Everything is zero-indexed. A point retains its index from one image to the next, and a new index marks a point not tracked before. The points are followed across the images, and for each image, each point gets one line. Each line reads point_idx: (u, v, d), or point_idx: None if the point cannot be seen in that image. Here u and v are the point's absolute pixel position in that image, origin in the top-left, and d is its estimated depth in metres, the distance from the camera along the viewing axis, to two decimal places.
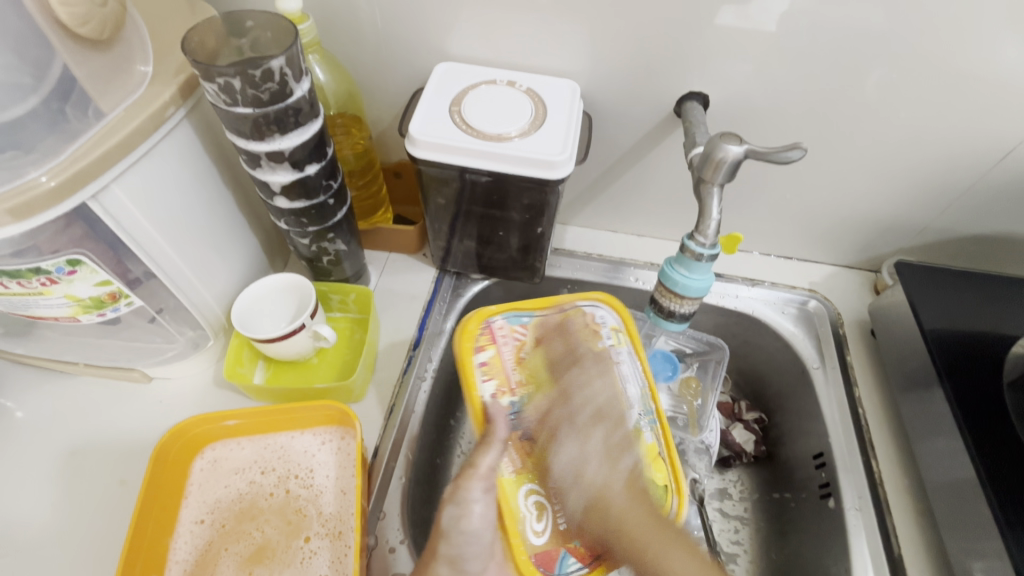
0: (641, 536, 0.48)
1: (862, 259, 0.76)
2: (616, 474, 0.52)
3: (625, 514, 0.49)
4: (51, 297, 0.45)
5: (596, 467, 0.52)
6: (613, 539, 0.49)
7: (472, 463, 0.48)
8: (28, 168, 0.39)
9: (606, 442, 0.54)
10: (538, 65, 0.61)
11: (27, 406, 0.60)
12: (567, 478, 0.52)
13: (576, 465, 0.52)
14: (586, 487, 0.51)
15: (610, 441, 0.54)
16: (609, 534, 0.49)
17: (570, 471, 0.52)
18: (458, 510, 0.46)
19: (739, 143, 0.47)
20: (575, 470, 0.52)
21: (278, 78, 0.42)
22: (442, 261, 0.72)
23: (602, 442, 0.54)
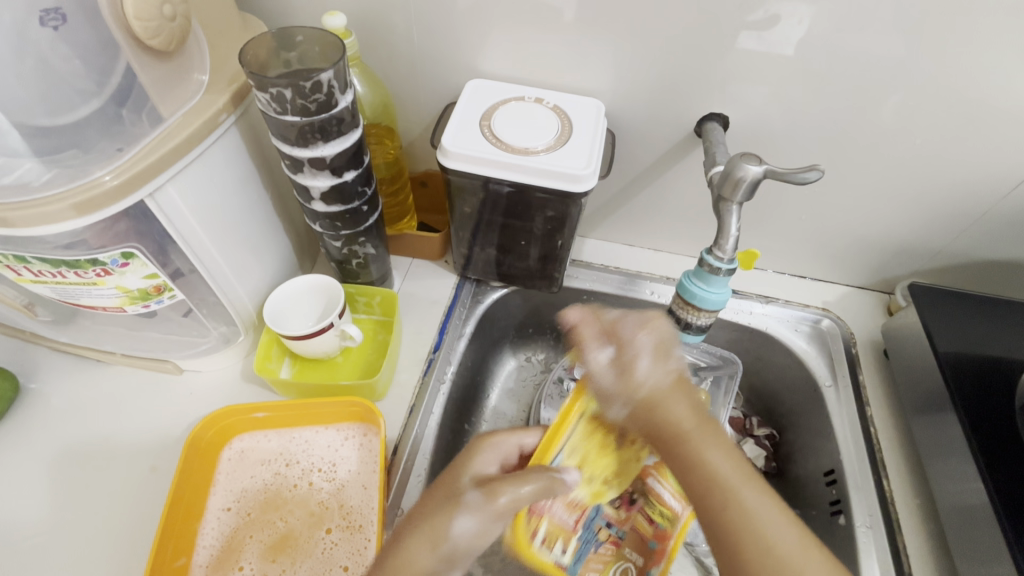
0: (687, 433, 0.43)
1: (876, 280, 0.77)
2: (667, 372, 0.45)
3: (670, 411, 0.43)
4: (103, 287, 0.48)
5: (646, 365, 0.45)
6: (653, 440, 0.44)
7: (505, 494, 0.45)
8: (94, 168, 0.42)
9: (656, 341, 0.46)
10: (564, 83, 0.64)
11: (64, 392, 0.63)
12: (620, 376, 0.46)
13: (623, 367, 0.46)
14: (637, 390, 0.45)
15: (661, 344, 0.46)
16: (665, 440, 0.43)
17: (619, 374, 0.46)
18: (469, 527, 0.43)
19: (759, 163, 0.48)
20: (621, 370, 0.46)
21: (326, 90, 0.45)
22: (463, 269, 0.74)
23: (649, 342, 0.46)
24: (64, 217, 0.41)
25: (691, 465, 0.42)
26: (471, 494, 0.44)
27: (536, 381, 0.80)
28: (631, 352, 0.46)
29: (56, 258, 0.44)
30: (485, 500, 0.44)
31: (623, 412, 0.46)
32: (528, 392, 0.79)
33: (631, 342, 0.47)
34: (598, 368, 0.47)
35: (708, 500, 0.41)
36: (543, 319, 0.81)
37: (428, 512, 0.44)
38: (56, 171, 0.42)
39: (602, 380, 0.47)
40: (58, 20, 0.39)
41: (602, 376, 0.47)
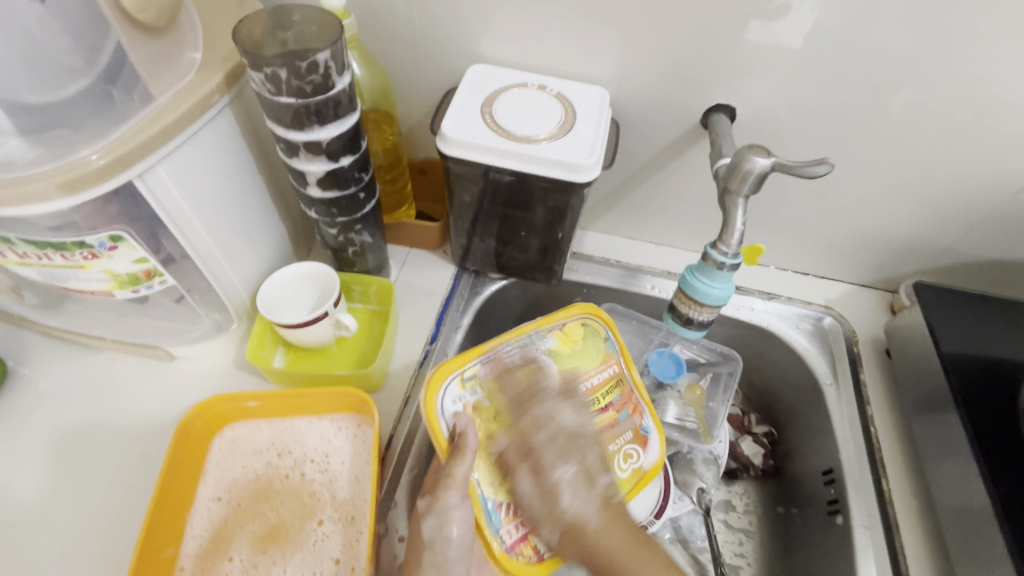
0: (598, 544, 0.52)
1: (879, 278, 0.76)
2: (591, 504, 0.53)
3: (592, 530, 0.52)
4: (91, 271, 0.46)
5: (573, 494, 0.53)
6: (605, 568, 0.51)
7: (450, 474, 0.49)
8: (81, 147, 0.41)
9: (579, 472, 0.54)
10: (568, 70, 0.62)
11: (54, 377, 0.62)
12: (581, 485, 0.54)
13: (547, 490, 0.53)
14: (562, 513, 0.52)
15: (595, 459, 0.55)
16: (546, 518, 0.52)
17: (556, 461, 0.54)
18: (439, 521, 0.48)
19: (767, 155, 0.47)
20: (546, 493, 0.53)
21: (322, 70, 0.44)
22: (461, 259, 0.73)
23: (580, 465, 0.54)
24: (49, 197, 0.39)
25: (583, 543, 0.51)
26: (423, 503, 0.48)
27: None
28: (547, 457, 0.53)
29: (42, 240, 0.42)
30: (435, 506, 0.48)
31: (563, 484, 0.53)
32: None
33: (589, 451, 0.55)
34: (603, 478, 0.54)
35: (599, 565, 0.51)
36: (542, 311, 0.81)
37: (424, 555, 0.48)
38: (42, 150, 0.40)
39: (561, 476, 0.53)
40: None
41: (553, 467, 0.53)
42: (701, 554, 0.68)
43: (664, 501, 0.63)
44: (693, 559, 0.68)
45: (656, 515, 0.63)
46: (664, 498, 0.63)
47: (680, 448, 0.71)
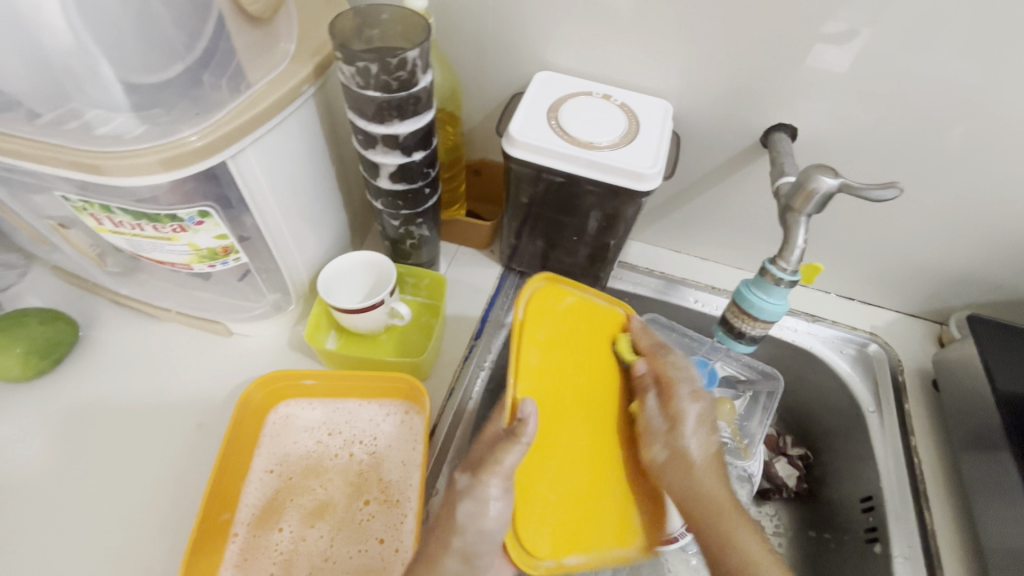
0: (712, 502, 0.51)
1: (929, 309, 0.75)
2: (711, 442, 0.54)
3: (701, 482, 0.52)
4: (176, 243, 0.49)
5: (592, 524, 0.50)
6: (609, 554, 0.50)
7: (498, 461, 0.48)
8: (182, 126, 0.43)
9: (702, 413, 0.54)
10: (632, 82, 0.63)
11: (119, 342, 0.65)
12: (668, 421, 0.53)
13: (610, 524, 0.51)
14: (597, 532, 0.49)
15: (706, 412, 0.55)
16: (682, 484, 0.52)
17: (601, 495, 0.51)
18: (476, 506, 0.47)
19: (834, 176, 0.47)
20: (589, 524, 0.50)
21: (409, 68, 0.45)
22: (508, 259, 0.75)
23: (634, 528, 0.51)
24: (150, 172, 0.42)
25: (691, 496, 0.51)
26: (464, 480, 0.48)
27: None
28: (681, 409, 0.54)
29: (137, 211, 0.45)
30: (474, 483, 0.47)
31: (660, 456, 0.53)
32: None
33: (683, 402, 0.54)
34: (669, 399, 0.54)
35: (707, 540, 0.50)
36: None
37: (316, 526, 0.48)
38: (147, 127, 0.43)
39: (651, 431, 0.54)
40: None
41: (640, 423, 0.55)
42: None
43: None
44: None
45: None
46: None
47: None
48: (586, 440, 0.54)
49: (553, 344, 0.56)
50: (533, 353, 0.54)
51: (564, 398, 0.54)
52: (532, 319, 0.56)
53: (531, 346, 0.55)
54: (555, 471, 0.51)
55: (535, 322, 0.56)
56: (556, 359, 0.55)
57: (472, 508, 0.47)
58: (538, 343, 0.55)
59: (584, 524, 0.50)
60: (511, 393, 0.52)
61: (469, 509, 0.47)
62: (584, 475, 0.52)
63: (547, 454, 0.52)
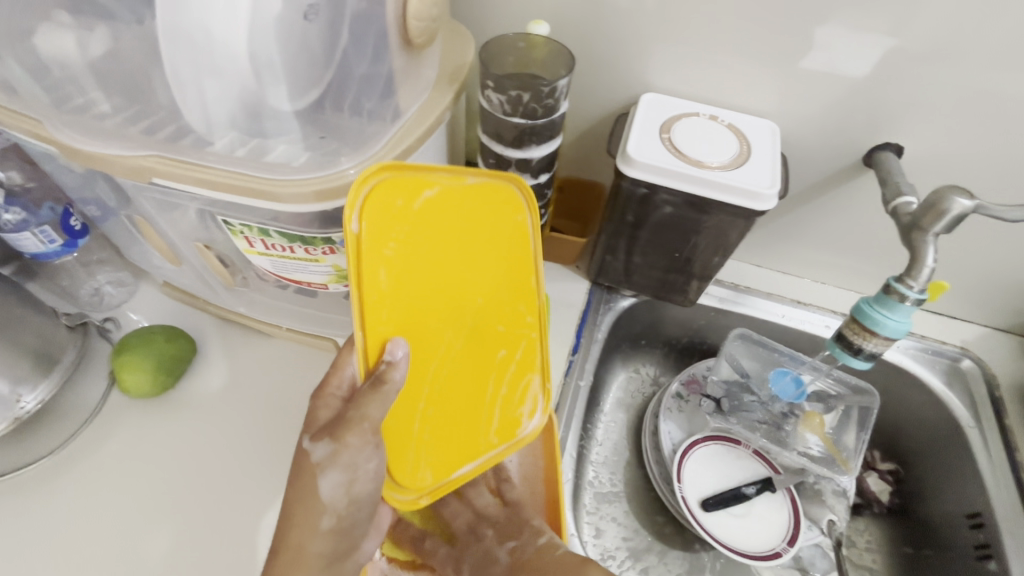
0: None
1: (1020, 324, 0.75)
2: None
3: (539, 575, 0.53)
4: (321, 264, 0.50)
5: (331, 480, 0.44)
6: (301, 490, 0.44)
7: (364, 416, 0.44)
8: (341, 159, 0.45)
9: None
10: (734, 103, 0.65)
11: (230, 358, 0.66)
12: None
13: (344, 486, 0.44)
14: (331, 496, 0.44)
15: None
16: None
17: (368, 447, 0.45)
18: (344, 476, 0.43)
19: (969, 197, 0.48)
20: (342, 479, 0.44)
21: (557, 96, 0.47)
22: (596, 275, 0.76)
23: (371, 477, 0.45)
24: (306, 202, 0.44)
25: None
26: (317, 452, 0.43)
27: (647, 393, 0.83)
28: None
29: (295, 233, 0.46)
30: (332, 455, 0.43)
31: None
32: (638, 403, 0.82)
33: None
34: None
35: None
36: (660, 332, 0.83)
37: (295, 485, 0.43)
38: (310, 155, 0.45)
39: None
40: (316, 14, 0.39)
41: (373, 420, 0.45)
42: None
43: (794, 528, 0.69)
44: None
45: (790, 542, 0.68)
46: (794, 526, 0.69)
47: (807, 478, 0.72)
48: (460, 349, 0.50)
49: (410, 269, 0.47)
50: (380, 271, 0.45)
51: (462, 323, 0.50)
52: (399, 260, 0.46)
53: (381, 301, 0.45)
54: (433, 391, 0.50)
55: (377, 239, 0.44)
56: (438, 281, 0.48)
57: (334, 480, 0.43)
58: (390, 262, 0.45)
59: (459, 437, 0.51)
60: (360, 338, 0.45)
61: (333, 480, 0.43)
62: (449, 399, 0.50)
63: (448, 376, 0.50)
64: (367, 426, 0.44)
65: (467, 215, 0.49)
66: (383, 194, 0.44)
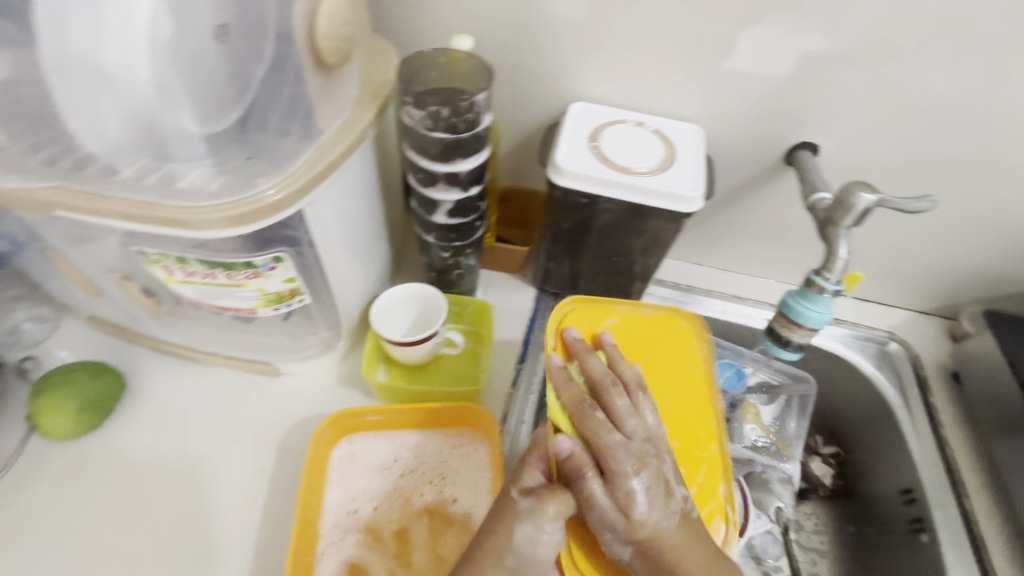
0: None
1: (939, 306, 0.80)
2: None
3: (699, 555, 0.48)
4: (246, 289, 0.49)
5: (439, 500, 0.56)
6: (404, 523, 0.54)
7: (445, 444, 0.59)
8: (259, 179, 0.44)
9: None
10: (660, 108, 0.67)
11: (164, 390, 0.64)
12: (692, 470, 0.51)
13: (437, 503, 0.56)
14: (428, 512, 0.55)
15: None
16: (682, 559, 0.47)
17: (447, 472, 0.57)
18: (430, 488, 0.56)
19: (872, 191, 0.51)
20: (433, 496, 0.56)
21: (477, 110, 0.48)
22: (541, 281, 0.76)
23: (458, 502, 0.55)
24: (221, 226, 0.42)
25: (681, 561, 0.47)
26: (525, 501, 0.48)
27: None
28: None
29: (215, 259, 0.46)
30: (537, 506, 0.47)
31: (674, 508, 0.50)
32: None
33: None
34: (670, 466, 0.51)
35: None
36: None
37: (491, 522, 0.47)
38: (223, 179, 0.43)
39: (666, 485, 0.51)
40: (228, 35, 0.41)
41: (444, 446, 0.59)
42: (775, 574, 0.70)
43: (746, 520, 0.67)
44: None
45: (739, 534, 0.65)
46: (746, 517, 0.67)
47: (755, 468, 0.73)
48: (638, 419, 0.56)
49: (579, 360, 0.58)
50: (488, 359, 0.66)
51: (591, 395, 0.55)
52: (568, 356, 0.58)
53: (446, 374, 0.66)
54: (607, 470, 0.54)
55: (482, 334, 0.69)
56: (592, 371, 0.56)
57: (538, 533, 0.46)
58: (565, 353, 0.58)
59: None
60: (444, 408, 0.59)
61: (526, 533, 0.46)
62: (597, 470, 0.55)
63: (592, 444, 0.53)
64: (446, 449, 0.58)
65: (649, 319, 0.63)
66: (579, 314, 0.61)
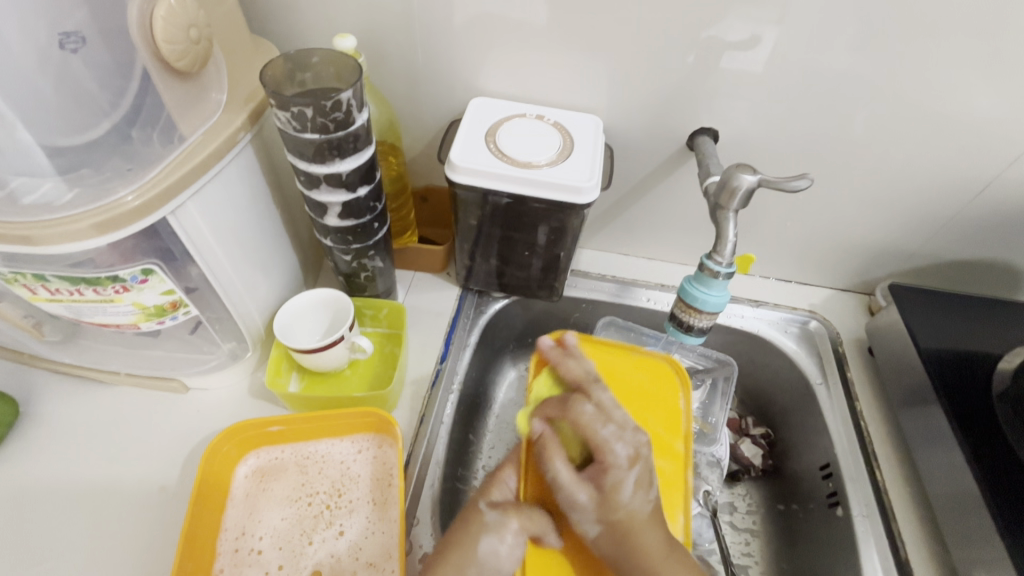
0: (655, 560, 0.48)
1: (858, 282, 0.81)
2: (648, 502, 0.50)
3: (642, 541, 0.48)
4: (120, 304, 0.48)
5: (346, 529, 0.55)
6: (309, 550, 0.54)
7: (359, 468, 0.58)
8: (118, 187, 0.43)
9: (641, 474, 0.50)
10: (562, 101, 0.67)
11: (65, 412, 0.62)
12: (599, 489, 0.50)
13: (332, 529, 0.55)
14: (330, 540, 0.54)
15: (644, 474, 0.50)
16: (617, 561, 0.48)
17: (361, 498, 0.57)
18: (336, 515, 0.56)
19: (753, 173, 0.52)
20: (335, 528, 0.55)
21: (345, 108, 0.47)
22: (464, 280, 0.76)
23: (362, 529, 0.55)
24: (85, 236, 0.41)
25: (625, 559, 0.48)
26: (491, 515, 0.50)
27: None
28: (618, 480, 0.49)
29: (74, 276, 0.45)
30: (502, 520, 0.49)
31: (591, 527, 0.49)
32: None
33: (615, 469, 0.49)
34: (575, 497, 0.50)
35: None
36: (543, 328, 0.83)
37: (459, 533, 0.49)
38: (77, 191, 0.43)
39: (577, 519, 0.50)
40: (77, 43, 0.41)
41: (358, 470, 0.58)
42: (710, 556, 0.69)
43: None
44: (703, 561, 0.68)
45: None
46: None
47: None
48: None
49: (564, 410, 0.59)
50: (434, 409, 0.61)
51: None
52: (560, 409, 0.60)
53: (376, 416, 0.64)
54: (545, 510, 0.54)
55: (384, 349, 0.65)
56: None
57: (501, 544, 0.48)
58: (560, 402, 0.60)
59: None
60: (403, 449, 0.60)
61: (489, 545, 0.48)
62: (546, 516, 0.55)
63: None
64: (355, 474, 0.58)
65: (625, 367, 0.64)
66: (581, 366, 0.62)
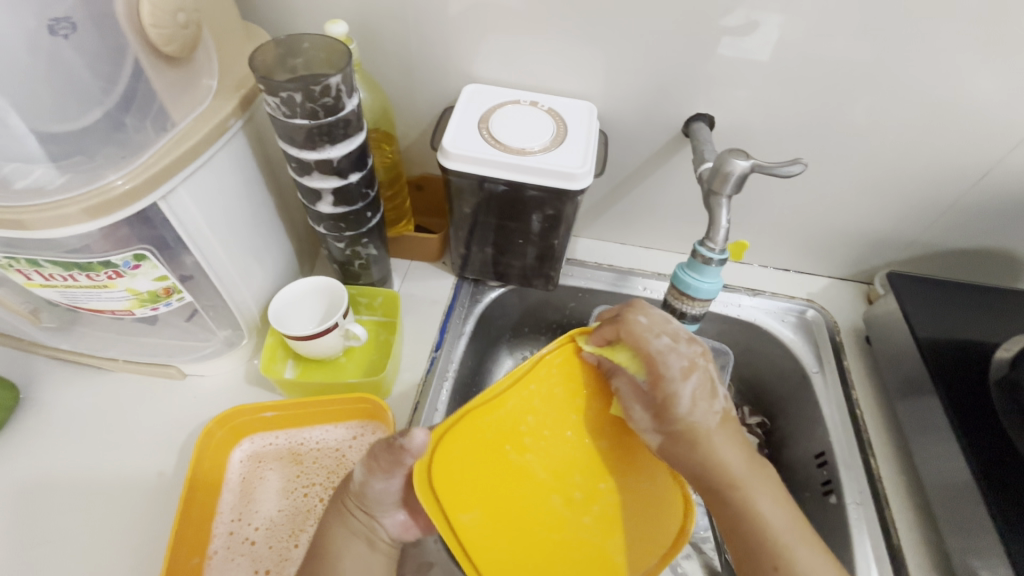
0: (732, 474, 0.49)
1: (856, 271, 0.81)
2: (711, 416, 0.51)
3: (715, 456, 0.50)
4: (114, 290, 0.49)
5: None
6: (303, 541, 0.54)
7: (352, 459, 0.59)
8: (108, 172, 0.44)
9: (700, 383, 0.51)
10: (557, 88, 0.66)
11: (65, 397, 0.63)
12: (656, 405, 0.51)
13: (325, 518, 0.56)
14: None
15: (704, 383, 0.51)
16: (695, 467, 0.50)
17: None
18: (328, 506, 0.56)
19: (746, 158, 0.52)
20: (328, 515, 0.56)
21: (334, 93, 0.47)
22: (460, 269, 0.76)
23: None
24: (76, 221, 0.42)
25: (707, 472, 0.49)
26: (401, 472, 0.50)
27: None
28: (673, 390, 0.51)
29: (68, 261, 0.45)
30: (469, 454, 0.47)
31: (655, 439, 0.52)
32: None
33: (670, 381, 0.51)
34: (635, 412, 0.52)
35: (726, 504, 0.49)
36: (539, 317, 0.83)
37: (331, 520, 0.51)
38: (69, 176, 0.43)
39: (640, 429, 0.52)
40: (68, 29, 0.40)
41: (352, 460, 0.59)
42: (703, 544, 0.69)
43: None
44: (697, 549, 0.68)
45: None
46: None
47: None
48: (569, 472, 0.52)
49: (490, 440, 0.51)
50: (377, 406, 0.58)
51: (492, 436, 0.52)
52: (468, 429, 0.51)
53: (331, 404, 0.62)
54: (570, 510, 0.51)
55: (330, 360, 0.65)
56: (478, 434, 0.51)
57: (450, 471, 0.46)
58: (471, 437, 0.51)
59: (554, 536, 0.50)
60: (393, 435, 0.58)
61: (365, 491, 0.50)
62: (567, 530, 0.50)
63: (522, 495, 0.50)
64: (349, 464, 0.59)
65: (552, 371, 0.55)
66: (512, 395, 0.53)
